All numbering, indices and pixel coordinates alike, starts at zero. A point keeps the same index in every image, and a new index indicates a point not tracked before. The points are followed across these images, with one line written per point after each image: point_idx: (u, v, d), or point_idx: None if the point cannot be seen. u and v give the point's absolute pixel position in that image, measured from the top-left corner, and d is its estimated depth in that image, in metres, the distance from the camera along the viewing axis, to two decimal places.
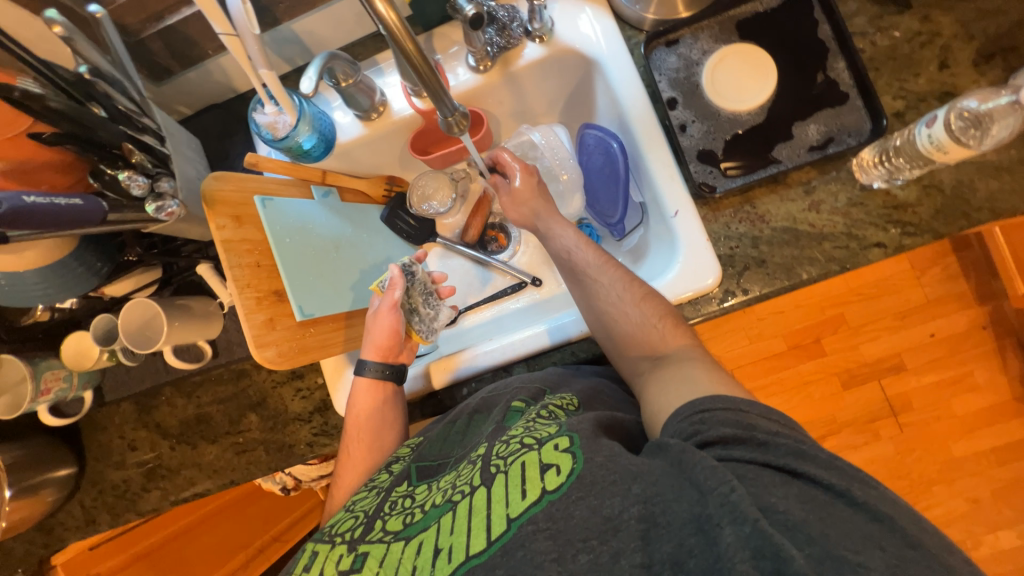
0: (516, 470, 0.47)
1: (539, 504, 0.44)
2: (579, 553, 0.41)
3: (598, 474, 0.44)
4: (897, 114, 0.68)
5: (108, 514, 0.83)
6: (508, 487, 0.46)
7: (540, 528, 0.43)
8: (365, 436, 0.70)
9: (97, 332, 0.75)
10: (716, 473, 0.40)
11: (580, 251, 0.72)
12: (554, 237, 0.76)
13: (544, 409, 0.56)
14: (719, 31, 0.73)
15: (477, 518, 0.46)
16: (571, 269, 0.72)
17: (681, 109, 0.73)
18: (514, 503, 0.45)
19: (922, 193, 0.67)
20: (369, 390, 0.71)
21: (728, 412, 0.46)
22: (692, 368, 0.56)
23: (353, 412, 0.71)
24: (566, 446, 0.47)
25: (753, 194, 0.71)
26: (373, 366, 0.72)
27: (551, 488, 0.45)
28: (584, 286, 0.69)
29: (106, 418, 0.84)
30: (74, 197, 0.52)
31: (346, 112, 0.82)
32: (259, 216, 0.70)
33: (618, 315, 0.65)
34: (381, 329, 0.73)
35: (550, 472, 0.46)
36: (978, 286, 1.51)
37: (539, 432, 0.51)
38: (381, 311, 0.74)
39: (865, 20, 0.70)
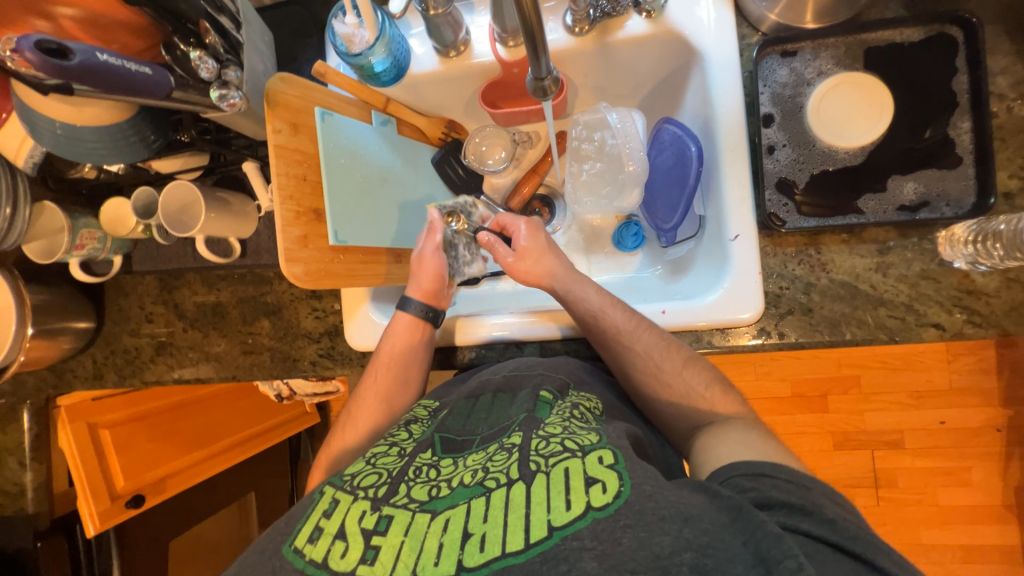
0: (558, 474, 0.45)
1: (584, 518, 0.41)
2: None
3: (646, 505, 0.41)
4: (1007, 194, 0.62)
5: (115, 374, 0.87)
6: (552, 491, 0.44)
7: (585, 546, 0.40)
8: (395, 367, 0.72)
9: (137, 204, 0.76)
10: (781, 544, 0.39)
11: (608, 314, 0.68)
12: (577, 296, 0.71)
13: (577, 410, 0.56)
14: (844, 54, 0.66)
15: (515, 514, 0.43)
16: (599, 334, 0.68)
17: (775, 129, 0.67)
18: (557, 511, 0.42)
19: (1002, 285, 0.62)
20: (409, 328, 0.73)
21: (791, 483, 0.45)
22: (742, 432, 0.55)
23: (390, 343, 0.73)
24: (610, 461, 0.46)
25: (821, 239, 0.67)
26: (417, 305, 0.74)
27: (596, 503, 0.42)
28: (617, 353, 0.66)
29: (131, 285, 0.87)
30: (144, 65, 0.51)
31: (425, 42, 0.78)
32: (316, 129, 0.68)
33: (662, 385, 0.64)
34: (425, 269, 0.75)
35: (596, 486, 0.43)
36: (1010, 388, 1.44)
37: (581, 439, 0.49)
38: (425, 255, 0.76)
39: (1008, 81, 0.63)
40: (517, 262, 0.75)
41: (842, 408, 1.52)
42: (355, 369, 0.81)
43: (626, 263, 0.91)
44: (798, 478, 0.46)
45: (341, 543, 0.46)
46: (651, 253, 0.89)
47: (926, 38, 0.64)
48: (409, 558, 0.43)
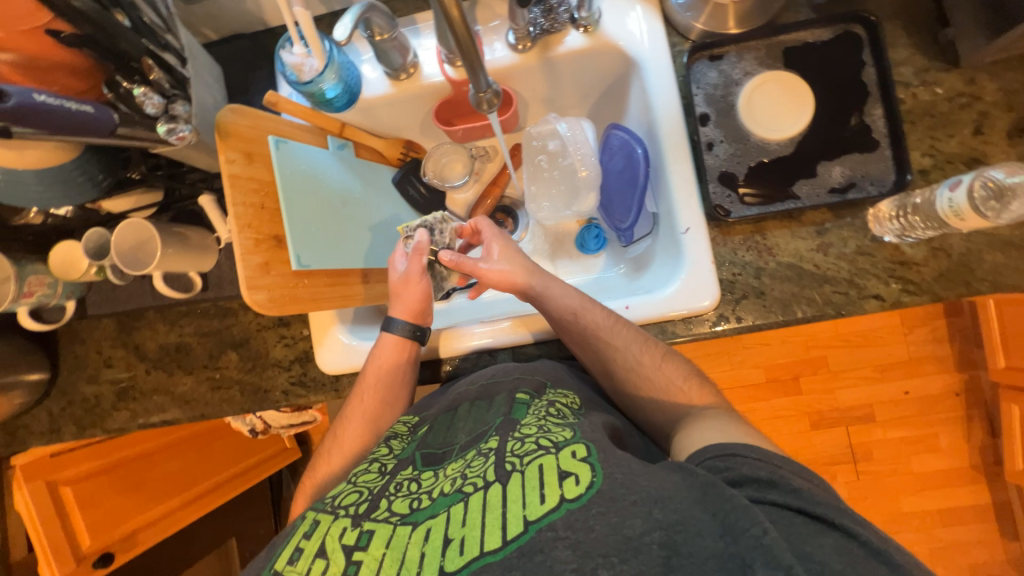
0: (533, 471, 0.46)
1: (557, 510, 0.43)
2: (600, 567, 0.39)
3: (618, 491, 0.43)
4: (922, 171, 0.68)
5: (74, 426, 0.83)
6: (526, 488, 0.45)
7: (559, 536, 0.41)
8: (382, 386, 0.71)
9: (88, 245, 0.74)
10: (748, 513, 0.40)
11: (586, 312, 0.69)
12: (552, 297, 0.71)
13: (552, 407, 0.57)
14: (765, 55, 0.71)
15: (492, 515, 0.44)
16: (579, 333, 0.69)
17: (711, 127, 0.72)
18: (531, 505, 0.43)
19: (929, 254, 0.67)
20: (396, 346, 0.72)
21: (762, 461, 0.46)
22: (721, 419, 0.56)
23: (376, 361, 0.72)
24: (584, 455, 0.47)
25: (765, 225, 0.71)
26: (402, 325, 0.72)
27: (570, 496, 0.43)
28: (598, 352, 0.67)
29: (87, 331, 0.84)
30: (86, 104, 0.51)
31: (376, 67, 0.80)
32: (271, 157, 0.69)
33: (643, 379, 0.65)
34: (410, 290, 0.74)
35: (570, 479, 0.44)
36: (962, 354, 1.53)
37: (555, 436, 0.50)
38: (412, 277, 0.74)
39: (910, 70, 0.69)
40: (487, 273, 0.75)
41: (814, 389, 1.58)
42: (329, 395, 0.80)
43: (591, 264, 0.93)
44: (770, 456, 0.47)
45: (321, 561, 0.47)
46: (613, 253, 0.92)
47: (835, 37, 0.70)
48: (391, 569, 0.44)
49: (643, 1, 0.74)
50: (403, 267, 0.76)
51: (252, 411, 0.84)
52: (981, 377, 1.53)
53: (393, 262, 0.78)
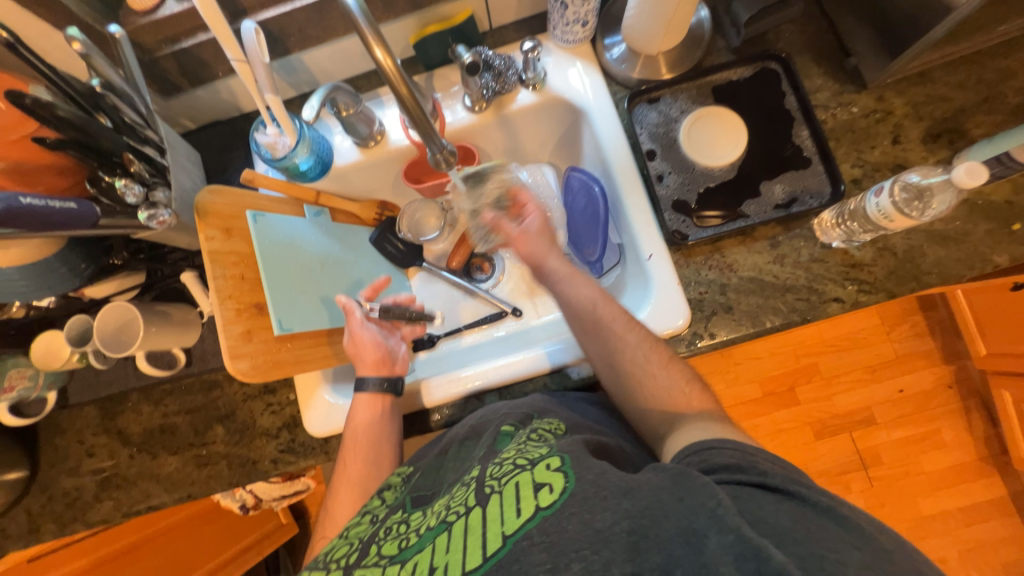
0: (510, 488, 0.46)
1: (533, 519, 0.43)
2: (573, 563, 0.39)
3: (590, 490, 0.43)
4: (854, 181, 0.74)
5: (54, 523, 0.80)
6: (504, 505, 0.45)
7: (534, 542, 0.41)
8: (365, 446, 0.69)
9: (71, 333, 0.75)
10: (706, 488, 0.41)
11: (604, 305, 0.68)
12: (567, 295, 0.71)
13: (533, 433, 0.57)
14: (697, 94, 0.79)
15: (473, 536, 0.44)
16: (592, 322, 0.67)
17: (659, 160, 0.78)
18: (508, 520, 0.43)
19: (876, 254, 0.72)
20: (371, 403, 0.72)
21: (736, 450, 0.48)
22: (705, 423, 0.55)
23: (355, 423, 0.71)
24: (557, 465, 0.47)
25: (722, 245, 0.76)
26: (373, 380, 0.73)
27: (545, 504, 0.43)
28: (606, 343, 0.66)
29: (68, 421, 0.82)
30: (69, 201, 0.54)
31: (345, 139, 0.86)
32: (249, 230, 0.72)
33: (645, 377, 0.63)
34: (363, 346, 0.75)
35: (544, 489, 0.45)
36: (946, 346, 1.57)
37: (532, 454, 0.51)
38: (356, 333, 0.76)
39: (827, 95, 0.77)
40: (521, 243, 0.75)
41: (810, 398, 1.58)
42: (318, 458, 0.79)
43: None
44: (745, 446, 0.48)
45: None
46: None
47: (755, 73, 0.78)
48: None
49: (581, 58, 0.82)
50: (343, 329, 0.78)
51: (241, 486, 0.81)
52: (968, 367, 1.55)
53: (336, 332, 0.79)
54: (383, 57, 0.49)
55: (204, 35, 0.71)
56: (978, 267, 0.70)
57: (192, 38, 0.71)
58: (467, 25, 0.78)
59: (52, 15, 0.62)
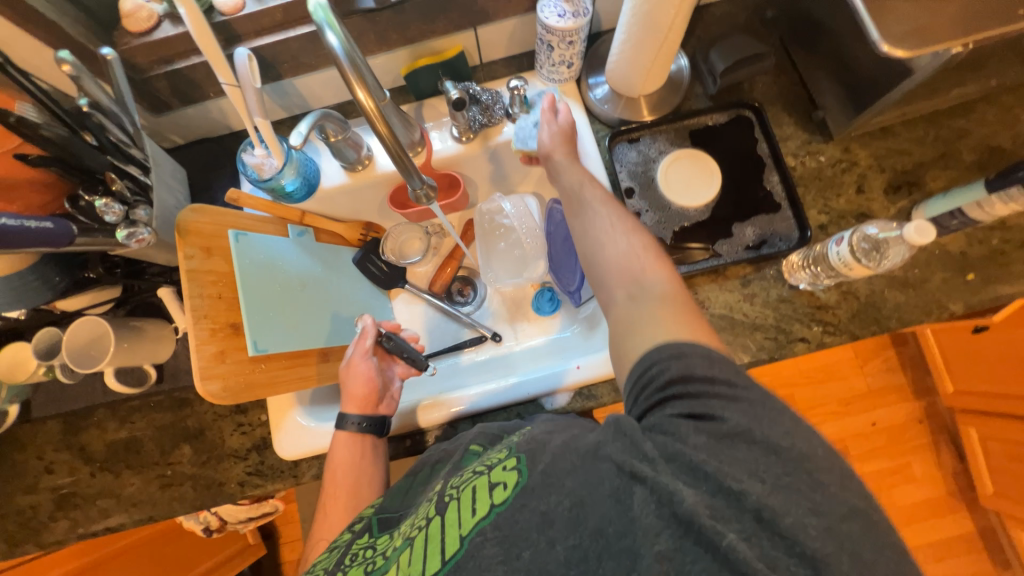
0: (466, 493, 0.49)
1: (487, 519, 0.46)
2: (523, 551, 0.43)
3: (537, 479, 0.46)
4: (821, 226, 0.78)
5: (5, 543, 0.77)
6: (461, 509, 0.48)
7: (487, 537, 0.44)
8: (346, 485, 0.70)
9: (38, 345, 0.74)
10: (634, 445, 0.44)
11: (588, 185, 0.69)
12: (559, 171, 0.73)
13: (498, 441, 0.58)
14: (675, 136, 0.83)
15: (432, 543, 0.47)
16: (573, 199, 0.69)
17: (637, 198, 0.81)
18: (465, 522, 0.47)
19: (840, 297, 0.75)
20: (349, 442, 0.72)
21: (707, 358, 0.47)
22: (654, 309, 0.54)
23: (333, 466, 0.71)
24: (513, 465, 0.49)
25: (695, 281, 0.78)
26: (353, 419, 0.72)
27: (497, 501, 0.46)
28: (581, 216, 0.67)
29: (29, 435, 0.80)
30: (45, 220, 0.55)
31: (333, 162, 0.88)
32: (230, 249, 0.72)
33: (605, 244, 0.63)
34: (353, 379, 0.75)
35: (498, 487, 0.47)
36: (916, 381, 1.61)
37: (492, 458, 0.53)
38: (355, 360, 0.76)
39: (797, 143, 0.81)
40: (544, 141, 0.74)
41: None
42: (287, 482, 0.78)
43: (549, 325, 0.98)
44: (680, 347, 0.49)
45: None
46: (567, 313, 0.97)
47: (730, 119, 0.82)
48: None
49: (566, 97, 0.85)
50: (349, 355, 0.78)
51: (206, 508, 0.80)
52: (938, 402, 1.59)
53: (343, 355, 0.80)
54: (365, 99, 0.51)
55: (197, 58, 0.72)
56: (935, 313, 0.73)
57: (186, 60, 0.72)
58: (457, 60, 0.81)
59: (45, 35, 0.63)
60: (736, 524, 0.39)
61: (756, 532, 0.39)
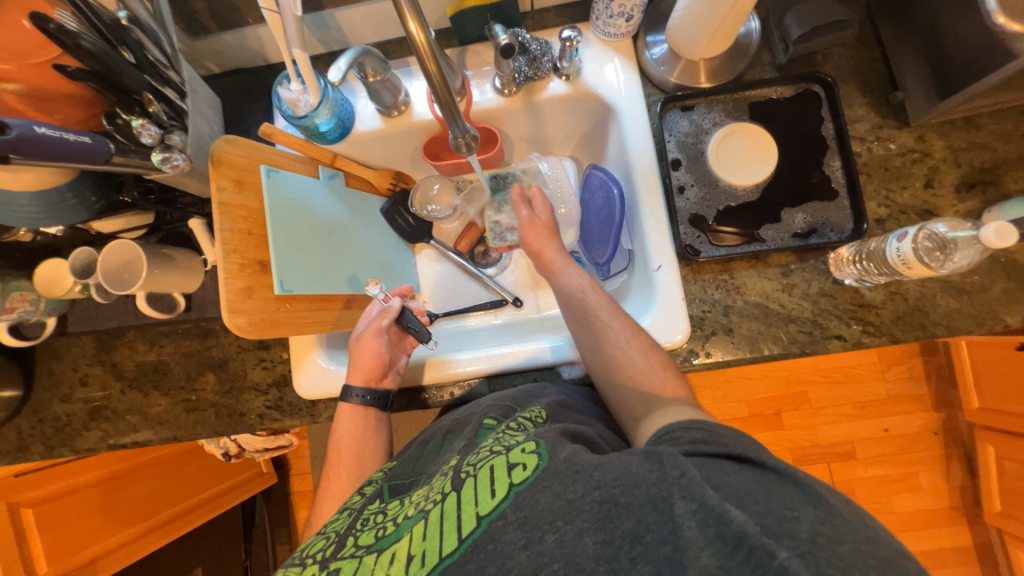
0: (484, 471, 0.46)
1: (507, 499, 0.43)
2: (546, 535, 0.41)
3: (561, 465, 0.45)
4: (878, 220, 0.73)
5: (42, 444, 0.82)
6: (477, 487, 0.45)
7: (509, 521, 0.42)
8: (353, 447, 0.72)
9: (75, 264, 0.76)
10: (676, 461, 0.42)
11: (594, 293, 0.74)
12: (561, 283, 0.77)
13: (513, 422, 0.56)
14: (733, 108, 0.77)
15: (448, 520, 0.44)
16: (582, 310, 0.73)
17: (683, 171, 0.76)
18: (483, 501, 0.44)
19: (887, 297, 0.71)
20: (353, 413, 0.72)
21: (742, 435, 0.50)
22: (679, 407, 0.57)
23: (340, 431, 0.72)
24: (533, 448, 0.48)
25: (733, 266, 0.75)
26: (357, 392, 0.72)
27: (517, 481, 0.44)
28: (592, 327, 0.70)
29: (66, 348, 0.83)
30: (84, 135, 0.54)
31: (368, 104, 0.85)
32: (262, 185, 0.71)
33: (624, 359, 0.66)
34: (362, 352, 0.74)
35: (517, 468, 0.45)
36: (938, 393, 1.56)
37: (507, 438, 0.51)
38: (367, 336, 0.76)
39: (866, 127, 0.75)
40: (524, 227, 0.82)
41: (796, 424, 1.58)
42: (304, 419, 0.80)
43: None
44: (713, 427, 0.49)
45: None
46: None
47: (796, 94, 0.76)
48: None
49: (620, 55, 0.80)
50: (363, 328, 0.78)
51: (226, 435, 0.83)
52: (958, 417, 1.55)
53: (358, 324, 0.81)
54: (417, 31, 0.48)
55: None
56: (989, 325, 0.69)
57: None
58: (508, 3, 0.75)
59: None
60: (789, 540, 0.38)
61: (813, 550, 0.37)
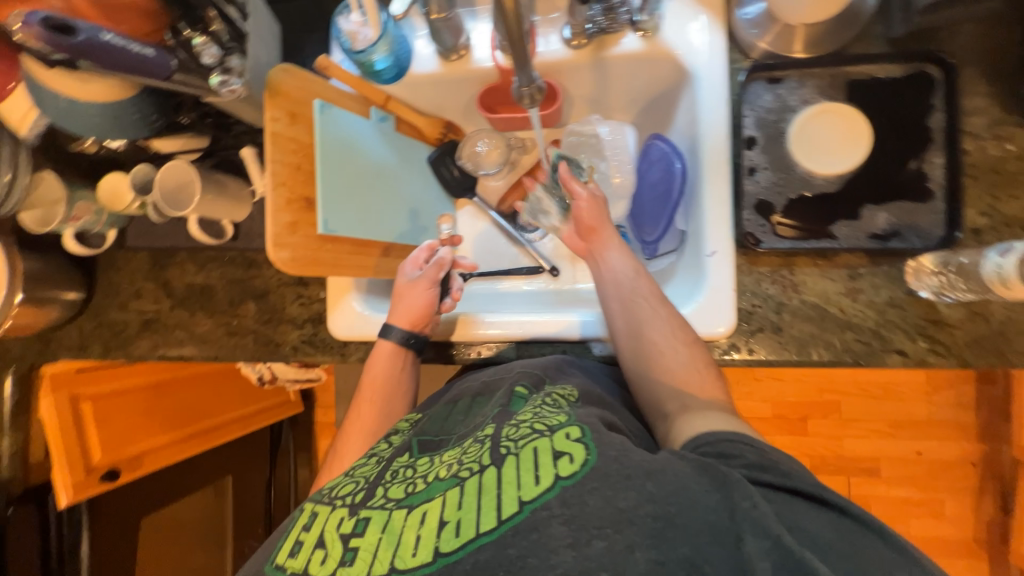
0: (527, 453, 0.44)
1: (553, 489, 0.41)
2: (595, 540, 0.39)
3: (612, 466, 0.42)
4: (975, 230, 0.65)
5: (100, 346, 0.88)
6: (520, 470, 0.43)
7: (554, 513, 0.40)
8: (383, 386, 0.74)
9: (133, 180, 0.78)
10: (744, 490, 0.40)
11: (642, 278, 0.69)
12: (609, 266, 0.72)
13: (549, 398, 0.56)
14: (827, 84, 0.68)
15: (487, 496, 0.42)
16: (627, 295, 0.68)
17: (757, 151, 0.69)
18: (526, 486, 0.42)
19: (966, 316, 0.64)
20: (391, 355, 0.74)
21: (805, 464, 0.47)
22: (716, 412, 0.55)
23: (373, 370, 0.74)
24: (578, 436, 0.45)
25: (795, 261, 0.69)
26: (399, 332, 0.74)
27: (564, 473, 0.42)
28: (636, 313, 0.66)
29: (124, 261, 0.88)
30: (148, 47, 0.53)
31: (427, 44, 0.81)
32: (314, 120, 0.70)
33: (666, 352, 0.63)
34: (413, 296, 0.75)
35: (564, 459, 0.43)
36: (986, 424, 1.45)
37: (550, 420, 0.49)
38: (420, 284, 0.76)
39: (984, 121, 0.65)
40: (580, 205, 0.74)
41: (823, 433, 1.52)
42: (335, 358, 0.83)
43: None
44: (759, 443, 0.47)
45: (321, 551, 0.45)
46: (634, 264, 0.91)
47: (905, 75, 0.66)
48: (386, 554, 0.42)
49: (708, 12, 0.72)
50: (414, 276, 0.78)
51: (262, 362, 0.87)
52: (1003, 453, 1.43)
53: (403, 272, 0.79)
54: None
55: None
56: None
57: None
58: None
59: None
60: None
61: None
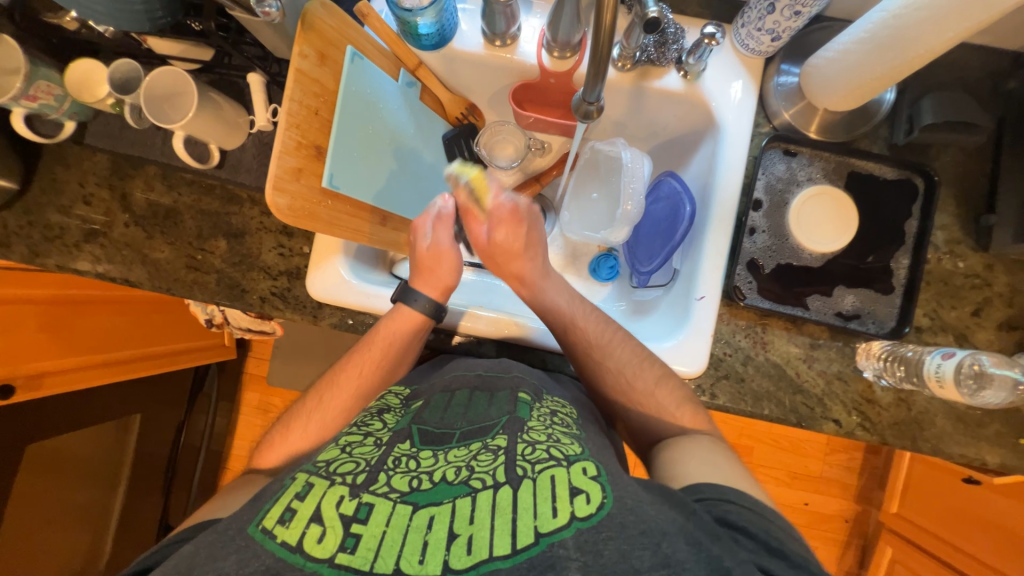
0: (545, 481, 0.46)
1: (569, 527, 0.42)
2: None
3: (627, 519, 0.43)
4: (918, 329, 0.74)
5: (25, 248, 0.76)
6: (538, 497, 0.44)
7: (571, 555, 0.40)
8: (394, 348, 0.70)
9: (115, 74, 0.69)
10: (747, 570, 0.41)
11: (580, 331, 0.69)
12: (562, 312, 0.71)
13: (555, 416, 0.58)
14: (832, 169, 0.75)
15: (501, 519, 0.43)
16: (575, 349, 0.69)
17: (761, 214, 0.75)
18: (543, 518, 0.43)
19: (894, 400, 0.73)
20: (413, 320, 0.70)
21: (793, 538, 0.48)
22: (716, 455, 0.58)
23: (385, 331, 0.70)
24: (594, 475, 0.47)
25: (769, 322, 0.75)
26: (426, 303, 0.70)
27: (580, 515, 0.43)
28: (588, 369, 0.68)
29: (76, 158, 0.77)
30: None
31: (474, 23, 0.78)
32: (342, 66, 0.66)
33: (644, 405, 0.66)
34: (439, 267, 0.73)
35: (581, 497, 0.44)
36: (863, 488, 1.65)
37: (565, 448, 0.51)
38: (442, 247, 0.74)
39: (944, 237, 0.74)
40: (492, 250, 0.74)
41: None
42: (305, 317, 0.77)
43: (595, 290, 0.94)
44: (757, 509, 0.50)
45: (317, 527, 0.43)
46: (620, 288, 0.94)
47: (897, 178, 0.74)
48: (391, 550, 0.41)
49: (747, 75, 0.75)
50: (430, 237, 0.74)
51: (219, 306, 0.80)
52: (870, 513, 1.65)
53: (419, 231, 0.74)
54: None
55: None
56: (970, 458, 0.72)
57: None
58: None
59: None
60: None
61: None
